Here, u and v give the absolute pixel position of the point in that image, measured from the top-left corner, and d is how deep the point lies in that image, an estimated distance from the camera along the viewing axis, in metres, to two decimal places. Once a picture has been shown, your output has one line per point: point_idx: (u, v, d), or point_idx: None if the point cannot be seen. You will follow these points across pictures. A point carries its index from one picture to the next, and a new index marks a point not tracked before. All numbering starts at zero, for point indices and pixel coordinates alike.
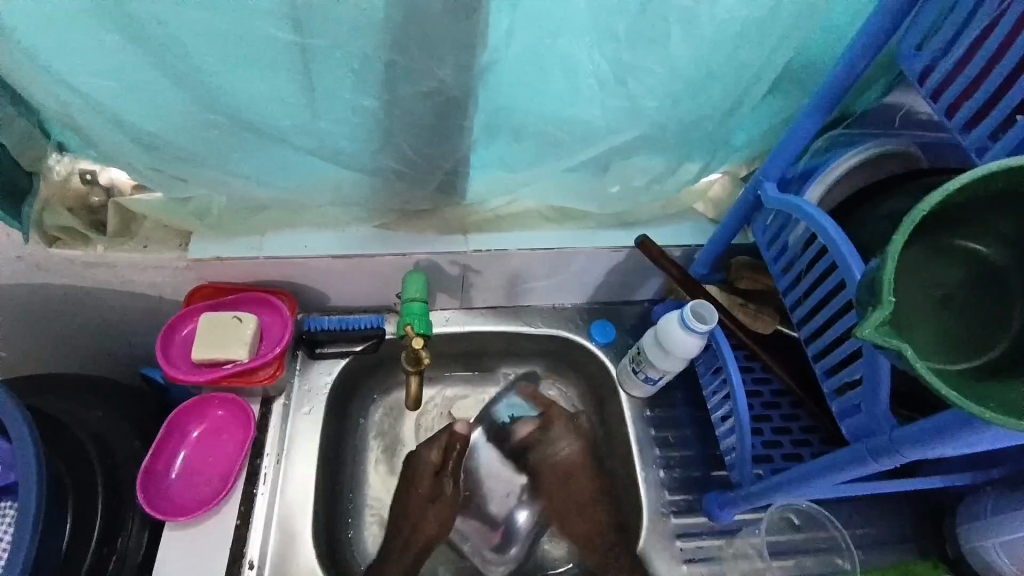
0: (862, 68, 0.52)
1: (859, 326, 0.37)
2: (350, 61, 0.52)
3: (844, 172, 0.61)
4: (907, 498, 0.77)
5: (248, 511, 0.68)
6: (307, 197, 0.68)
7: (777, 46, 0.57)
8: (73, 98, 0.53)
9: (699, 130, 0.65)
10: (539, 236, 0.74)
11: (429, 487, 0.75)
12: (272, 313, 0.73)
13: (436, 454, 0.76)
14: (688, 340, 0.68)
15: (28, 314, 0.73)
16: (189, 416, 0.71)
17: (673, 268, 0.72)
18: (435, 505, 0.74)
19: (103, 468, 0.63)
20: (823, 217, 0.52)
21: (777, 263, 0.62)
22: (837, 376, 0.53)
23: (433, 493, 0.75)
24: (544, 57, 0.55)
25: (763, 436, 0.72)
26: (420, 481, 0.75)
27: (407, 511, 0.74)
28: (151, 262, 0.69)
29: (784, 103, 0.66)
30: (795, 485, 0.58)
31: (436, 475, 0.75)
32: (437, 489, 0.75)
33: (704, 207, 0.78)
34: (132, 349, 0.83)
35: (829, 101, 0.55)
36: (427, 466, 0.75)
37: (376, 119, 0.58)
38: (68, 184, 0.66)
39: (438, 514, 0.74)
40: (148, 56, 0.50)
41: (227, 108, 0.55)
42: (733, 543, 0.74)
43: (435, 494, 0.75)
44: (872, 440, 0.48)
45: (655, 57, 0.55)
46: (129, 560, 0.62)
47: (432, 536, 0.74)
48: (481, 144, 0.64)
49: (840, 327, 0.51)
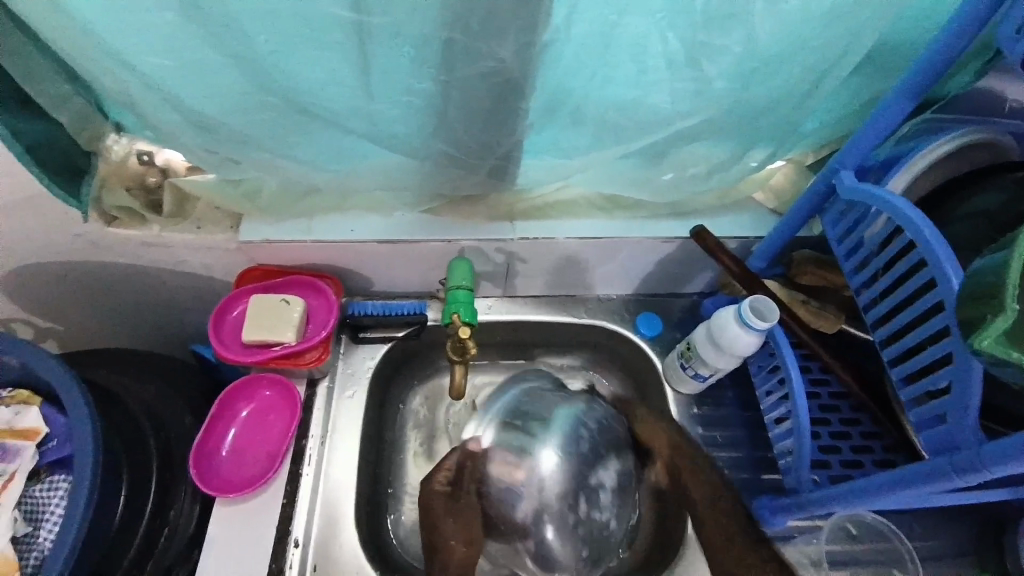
0: (960, 50, 0.47)
1: (975, 336, 0.36)
2: (407, 42, 0.50)
3: (935, 159, 0.56)
4: (973, 513, 0.72)
5: (294, 491, 0.69)
6: (357, 181, 0.67)
7: (867, 23, 0.52)
8: (133, 79, 0.52)
9: (771, 115, 0.61)
10: (588, 224, 0.72)
11: (441, 507, 0.65)
12: (319, 296, 0.73)
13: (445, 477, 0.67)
14: (746, 338, 0.64)
15: (91, 286, 0.76)
16: (239, 395, 0.71)
17: (729, 260, 0.68)
18: (467, 527, 0.64)
19: (156, 441, 0.66)
20: (911, 209, 0.48)
21: (849, 259, 0.58)
22: (916, 384, 0.49)
23: (471, 516, 0.65)
24: (610, 35, 0.51)
25: (821, 440, 0.68)
26: (434, 505, 0.65)
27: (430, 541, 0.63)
28: (203, 243, 0.70)
29: (865, 87, 0.61)
30: (860, 497, 0.54)
31: (449, 496, 0.66)
32: (466, 515, 0.65)
33: (765, 197, 0.74)
34: (185, 327, 0.86)
35: (921, 85, 0.50)
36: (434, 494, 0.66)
37: (430, 100, 0.56)
38: (125, 165, 0.67)
39: (468, 546, 0.63)
40: (205, 38, 0.49)
41: (284, 89, 0.54)
42: (785, 550, 0.70)
43: (473, 520, 0.65)
44: (955, 456, 0.44)
45: (734, 35, 0.51)
46: (181, 531, 0.64)
47: (467, 562, 0.63)
48: (536, 129, 0.62)
49: (924, 331, 0.47)
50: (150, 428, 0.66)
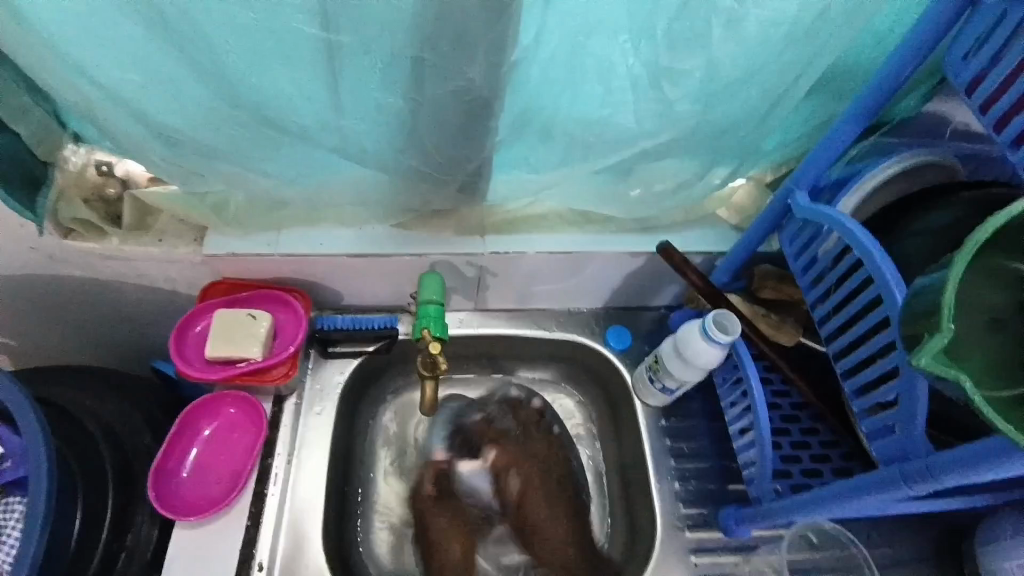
0: (906, 78, 0.50)
1: (915, 353, 0.38)
2: (378, 60, 0.50)
3: (881, 182, 0.59)
4: (928, 518, 0.75)
5: (259, 512, 0.67)
6: (327, 195, 0.67)
7: (819, 50, 0.55)
8: (96, 91, 0.51)
9: (733, 136, 0.64)
10: (557, 239, 0.73)
11: (444, 512, 0.74)
12: (288, 311, 0.72)
13: (428, 484, 0.76)
14: (709, 351, 0.66)
15: (48, 302, 0.73)
16: (202, 412, 0.69)
17: (694, 276, 0.71)
18: (457, 532, 0.73)
19: (114, 462, 0.63)
20: (860, 229, 0.50)
21: (805, 274, 0.60)
22: (868, 395, 0.51)
23: (455, 519, 0.74)
24: (579, 56, 0.53)
25: (782, 450, 0.70)
26: (431, 518, 0.74)
27: (432, 548, 0.73)
28: (168, 256, 0.68)
29: (821, 110, 0.64)
30: (818, 507, 0.56)
31: (437, 500, 0.75)
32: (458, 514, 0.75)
33: (729, 214, 0.76)
34: (147, 343, 0.83)
35: (870, 109, 0.53)
36: (426, 499, 0.75)
37: (401, 117, 0.56)
38: (85, 176, 0.65)
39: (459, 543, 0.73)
40: (172, 51, 0.49)
41: (252, 103, 0.53)
42: (750, 559, 0.72)
43: (461, 518, 0.74)
44: (906, 465, 0.46)
45: (696, 59, 0.54)
46: (138, 556, 0.62)
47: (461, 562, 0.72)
48: (506, 146, 0.63)
49: (873, 346, 0.50)
50: (108, 447, 0.64)
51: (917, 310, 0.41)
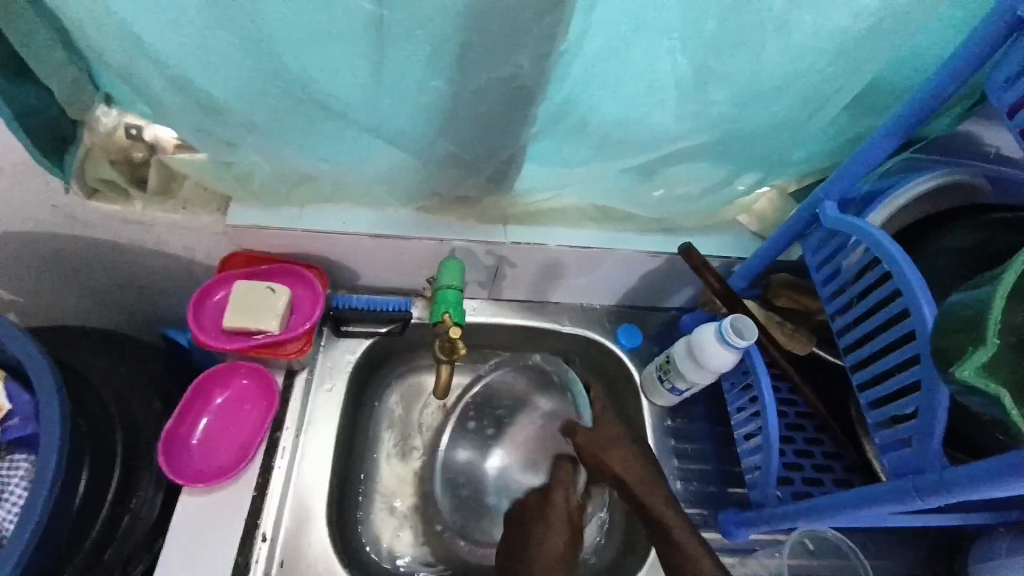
0: (948, 97, 0.50)
1: (959, 365, 0.39)
2: (425, 42, 0.50)
3: (910, 199, 0.58)
4: (922, 535, 0.76)
5: (265, 483, 0.68)
6: (354, 175, 0.66)
7: (864, 63, 0.55)
8: (135, 52, 0.51)
9: (767, 142, 0.64)
10: (577, 234, 0.73)
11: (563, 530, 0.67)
12: (307, 288, 0.72)
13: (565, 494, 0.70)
14: (724, 354, 0.66)
15: (64, 261, 0.73)
16: (214, 382, 0.69)
17: (714, 280, 0.71)
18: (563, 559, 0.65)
19: (123, 425, 0.64)
20: (891, 243, 0.51)
21: (826, 286, 0.61)
22: (883, 408, 0.51)
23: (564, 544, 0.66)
24: (623, 52, 0.53)
25: (785, 457, 0.71)
26: (554, 532, 0.67)
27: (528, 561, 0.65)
28: (189, 224, 0.68)
29: (853, 123, 0.64)
30: (822, 515, 0.57)
31: (568, 516, 0.68)
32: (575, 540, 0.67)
33: (748, 220, 0.76)
34: (158, 310, 0.83)
35: (908, 125, 0.53)
36: (558, 510, 0.69)
37: (441, 101, 0.56)
38: (113, 137, 0.65)
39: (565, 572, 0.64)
40: (218, 17, 0.48)
41: (294, 76, 0.53)
42: (746, 562, 0.73)
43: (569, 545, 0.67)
44: (918, 478, 0.46)
45: (744, 62, 0.53)
46: (141, 521, 0.62)
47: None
48: (541, 137, 0.63)
49: (894, 360, 0.50)
50: (117, 409, 0.64)
51: (958, 326, 0.42)
